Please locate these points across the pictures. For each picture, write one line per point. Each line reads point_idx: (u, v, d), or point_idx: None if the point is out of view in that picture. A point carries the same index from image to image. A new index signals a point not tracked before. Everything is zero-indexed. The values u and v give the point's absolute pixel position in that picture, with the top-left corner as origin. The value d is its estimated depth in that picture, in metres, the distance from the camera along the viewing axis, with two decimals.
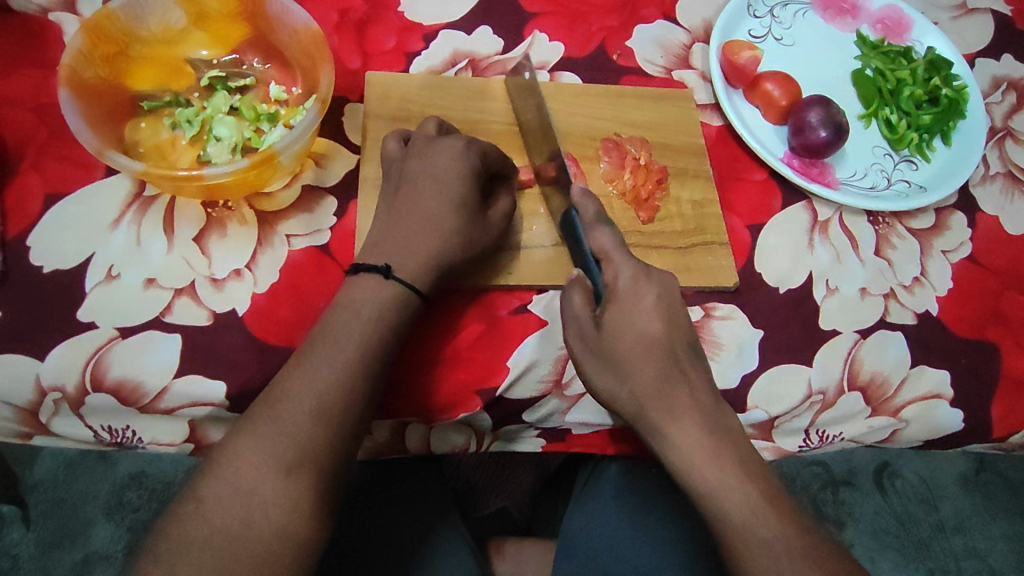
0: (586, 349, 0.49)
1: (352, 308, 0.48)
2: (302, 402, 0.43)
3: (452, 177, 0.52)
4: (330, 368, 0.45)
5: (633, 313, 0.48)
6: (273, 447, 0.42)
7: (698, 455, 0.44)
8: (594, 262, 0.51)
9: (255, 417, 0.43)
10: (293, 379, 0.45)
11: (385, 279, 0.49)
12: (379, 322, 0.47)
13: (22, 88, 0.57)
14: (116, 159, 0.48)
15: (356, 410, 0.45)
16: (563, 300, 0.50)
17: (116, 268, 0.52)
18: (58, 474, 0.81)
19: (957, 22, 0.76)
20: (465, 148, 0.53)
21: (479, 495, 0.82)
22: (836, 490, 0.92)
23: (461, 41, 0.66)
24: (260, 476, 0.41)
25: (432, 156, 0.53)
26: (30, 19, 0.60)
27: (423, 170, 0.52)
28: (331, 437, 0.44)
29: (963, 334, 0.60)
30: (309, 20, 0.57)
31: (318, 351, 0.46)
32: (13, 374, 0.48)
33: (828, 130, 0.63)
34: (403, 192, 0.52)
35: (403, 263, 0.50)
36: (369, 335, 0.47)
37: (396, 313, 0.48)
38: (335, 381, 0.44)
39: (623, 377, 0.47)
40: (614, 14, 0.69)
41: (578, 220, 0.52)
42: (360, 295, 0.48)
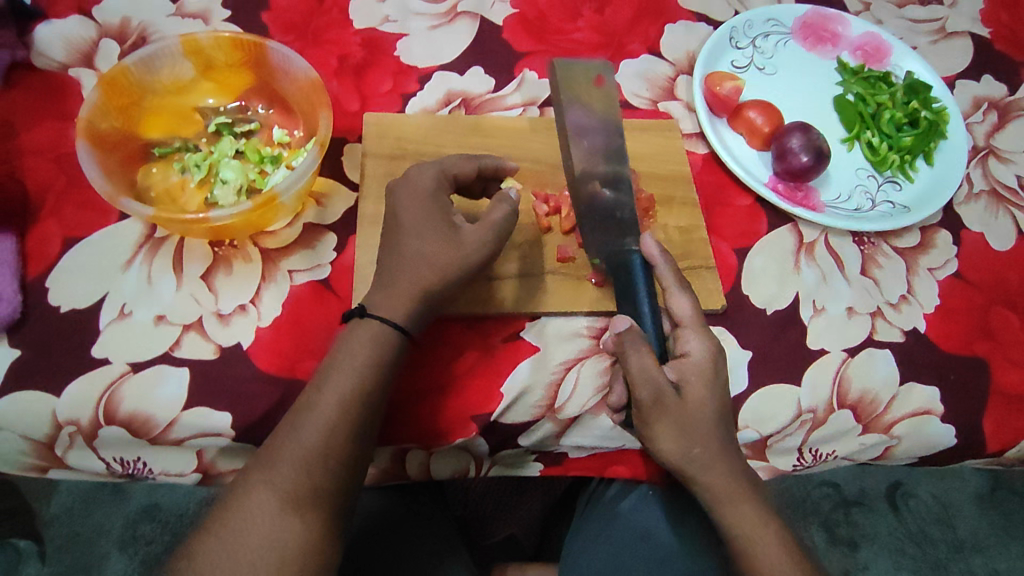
0: (657, 408, 0.50)
1: (343, 355, 0.48)
2: (291, 454, 0.45)
3: (431, 205, 0.52)
4: (319, 417, 0.46)
5: (704, 381, 0.51)
6: (267, 501, 0.44)
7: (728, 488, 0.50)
8: (650, 315, 0.54)
9: (254, 467, 0.45)
10: (288, 428, 0.46)
11: (360, 319, 0.49)
12: (366, 366, 0.48)
13: (43, 139, 0.61)
14: (128, 205, 0.52)
15: (348, 458, 0.46)
16: (631, 352, 0.50)
17: (128, 307, 0.55)
18: (73, 508, 0.84)
19: (936, 46, 0.78)
20: (434, 179, 0.53)
21: (487, 523, 0.83)
22: (849, 510, 0.92)
23: (455, 81, 0.69)
24: (256, 530, 0.43)
25: (405, 196, 0.53)
26: (52, 75, 0.64)
27: (405, 210, 0.52)
28: (322, 485, 0.45)
29: (951, 349, 0.61)
30: (308, 68, 0.60)
31: (312, 399, 0.47)
32: (33, 409, 0.50)
33: (809, 155, 0.65)
34: (391, 236, 0.52)
35: (391, 293, 0.50)
36: (353, 382, 0.47)
37: (382, 354, 0.48)
38: (326, 427, 0.46)
39: (680, 417, 0.50)
40: (600, 51, 0.73)
41: (639, 266, 0.56)
42: (351, 341, 0.49)
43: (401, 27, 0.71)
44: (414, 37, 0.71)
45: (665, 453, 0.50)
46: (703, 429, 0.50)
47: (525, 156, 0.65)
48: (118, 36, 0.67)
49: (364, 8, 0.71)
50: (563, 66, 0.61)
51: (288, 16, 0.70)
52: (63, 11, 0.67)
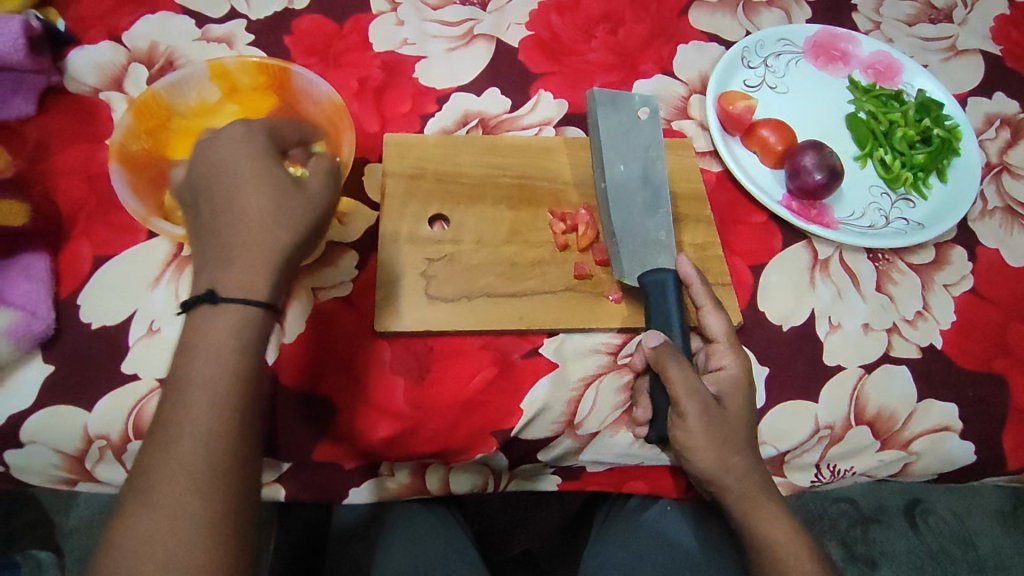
0: (700, 417, 0.50)
1: (198, 348, 0.40)
2: (169, 471, 0.38)
3: (248, 157, 0.46)
4: (191, 428, 0.38)
5: (740, 394, 0.54)
6: (151, 531, 0.37)
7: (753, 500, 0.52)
8: (680, 328, 0.55)
9: (124, 512, 0.38)
10: (154, 452, 0.38)
11: (213, 305, 0.41)
12: (217, 359, 0.40)
13: (75, 161, 0.62)
14: (159, 225, 0.55)
15: (232, 469, 0.39)
16: (677, 369, 0.50)
17: (156, 323, 0.56)
18: (93, 520, 0.85)
19: (947, 63, 0.79)
20: (263, 134, 0.48)
21: (505, 535, 0.84)
22: (867, 527, 0.91)
23: (472, 102, 0.71)
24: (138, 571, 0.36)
25: (215, 150, 0.46)
26: (84, 99, 0.66)
27: (214, 167, 0.46)
28: (204, 504, 0.38)
29: (969, 366, 0.61)
30: (331, 92, 0.62)
31: (173, 407, 0.39)
32: (65, 423, 0.52)
33: (823, 173, 0.66)
34: (204, 201, 0.45)
35: (240, 265, 0.42)
36: (215, 381, 0.40)
37: (246, 338, 0.41)
38: (202, 439, 0.38)
39: (721, 431, 0.51)
40: (613, 71, 0.74)
41: (674, 281, 0.57)
42: (209, 331, 0.41)
43: (419, 50, 0.73)
44: (432, 59, 0.72)
45: (703, 468, 0.51)
46: (737, 442, 0.51)
47: (540, 174, 0.66)
48: (148, 60, 0.69)
49: (383, 31, 0.73)
50: (602, 95, 0.64)
51: (309, 40, 0.72)
52: (94, 37, 0.69)
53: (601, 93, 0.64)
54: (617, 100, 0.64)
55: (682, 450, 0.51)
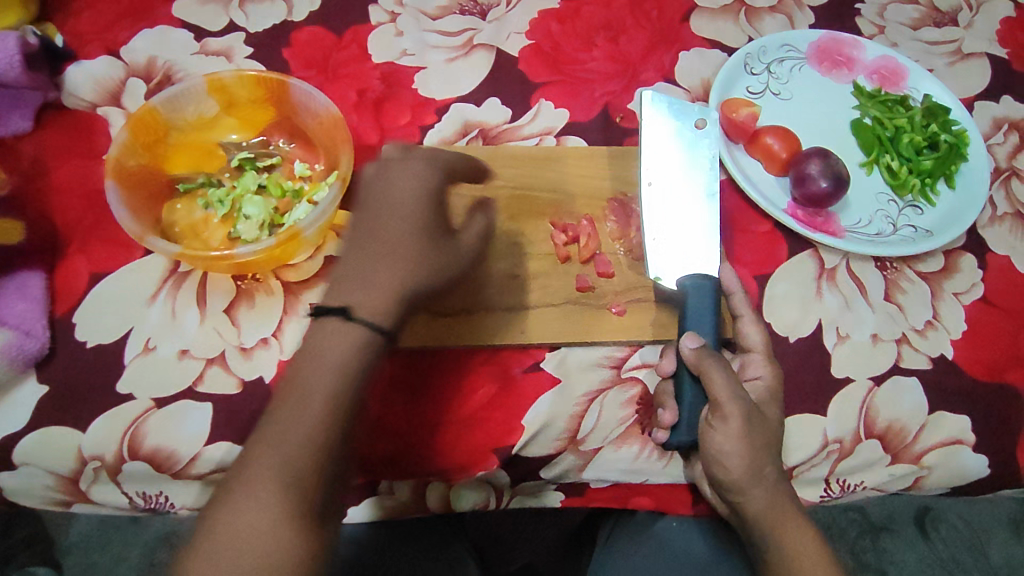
0: (744, 422, 0.49)
1: (315, 349, 0.44)
2: (268, 468, 0.41)
3: (419, 186, 0.51)
4: (319, 405, 0.42)
5: (772, 405, 0.55)
6: (256, 518, 0.40)
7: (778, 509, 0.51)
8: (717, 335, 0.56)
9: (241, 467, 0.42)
10: (278, 418, 0.42)
11: (346, 321, 0.45)
12: (345, 371, 0.44)
13: (71, 177, 0.62)
14: (154, 243, 0.53)
15: (331, 466, 0.42)
16: (722, 371, 0.50)
17: (152, 341, 0.55)
18: (92, 534, 0.79)
19: (953, 67, 0.78)
20: (428, 169, 0.52)
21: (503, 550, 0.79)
22: (875, 536, 0.85)
23: (471, 112, 0.70)
24: (242, 549, 0.39)
25: (393, 177, 0.51)
26: (81, 114, 0.66)
27: (383, 192, 0.50)
28: (301, 498, 0.41)
29: (981, 377, 0.60)
30: (330, 104, 0.61)
31: (316, 383, 0.43)
32: (61, 444, 0.51)
33: (828, 181, 0.65)
34: (365, 215, 0.49)
35: (372, 290, 0.46)
36: (330, 390, 0.43)
37: (361, 351, 0.45)
38: (316, 419, 0.42)
39: (759, 438, 0.51)
40: (614, 79, 0.73)
41: (716, 289, 0.58)
42: (322, 341, 0.44)
43: (419, 60, 0.72)
44: (431, 70, 0.72)
45: (732, 474, 0.50)
46: (772, 451, 0.51)
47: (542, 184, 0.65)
48: (145, 75, 0.69)
49: (382, 41, 0.73)
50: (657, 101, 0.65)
51: (308, 52, 0.71)
52: (92, 52, 0.69)
53: (658, 97, 0.65)
54: (674, 108, 0.64)
55: (713, 454, 0.51)
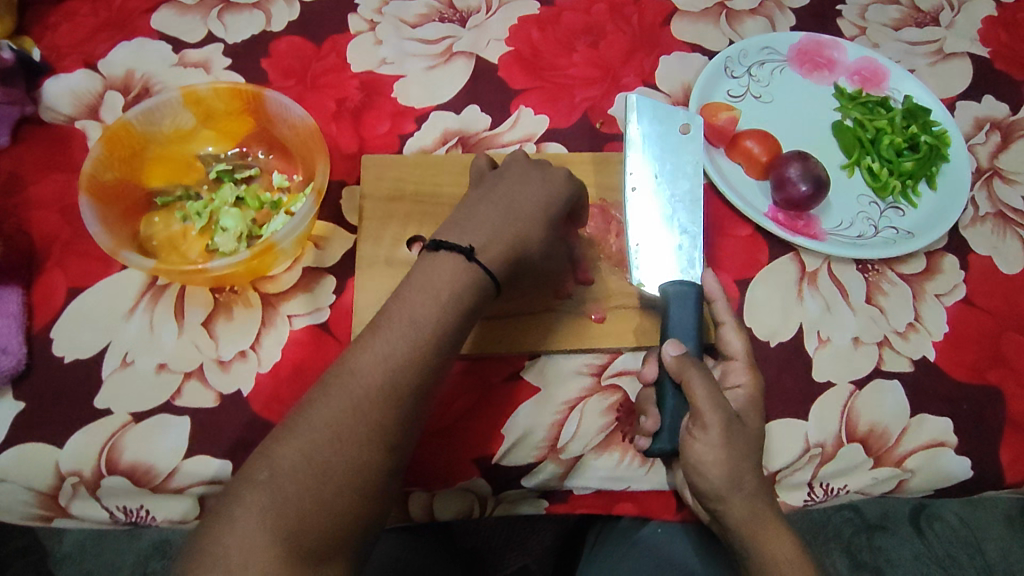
0: (725, 430, 0.48)
1: (427, 286, 0.48)
2: (370, 376, 0.44)
3: (543, 186, 0.55)
4: (403, 327, 0.46)
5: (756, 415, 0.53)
6: (352, 419, 0.43)
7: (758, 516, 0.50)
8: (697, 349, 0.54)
9: (332, 380, 0.44)
10: (371, 341, 0.46)
11: (467, 261, 0.49)
12: (454, 301, 0.48)
13: (49, 192, 0.62)
14: (129, 257, 0.52)
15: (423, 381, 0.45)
16: (697, 380, 0.49)
17: (130, 356, 0.55)
18: (85, 544, 0.76)
19: (934, 67, 0.78)
20: (575, 182, 0.57)
21: (501, 554, 0.81)
22: (870, 535, 0.82)
23: (451, 120, 0.70)
24: (337, 447, 0.42)
25: (525, 177, 0.55)
26: (58, 128, 0.65)
27: (508, 188, 0.54)
28: (398, 411, 0.44)
29: (963, 378, 0.60)
30: (306, 116, 0.61)
31: (395, 314, 0.47)
32: (38, 460, 0.51)
33: (808, 184, 0.65)
34: (490, 197, 0.54)
35: (492, 243, 0.51)
36: (434, 316, 0.47)
37: (469, 290, 0.48)
38: (413, 343, 0.45)
39: (739, 445, 0.49)
40: (595, 84, 0.73)
41: (696, 299, 0.56)
42: (439, 273, 0.48)
43: (398, 69, 0.72)
44: (410, 78, 0.72)
45: (712, 485, 0.50)
46: (752, 459, 0.50)
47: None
48: (123, 88, 0.68)
49: (361, 50, 0.73)
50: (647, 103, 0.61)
51: (287, 62, 0.71)
52: (69, 65, 0.69)
53: (643, 103, 0.61)
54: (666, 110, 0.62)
55: (693, 465, 0.50)
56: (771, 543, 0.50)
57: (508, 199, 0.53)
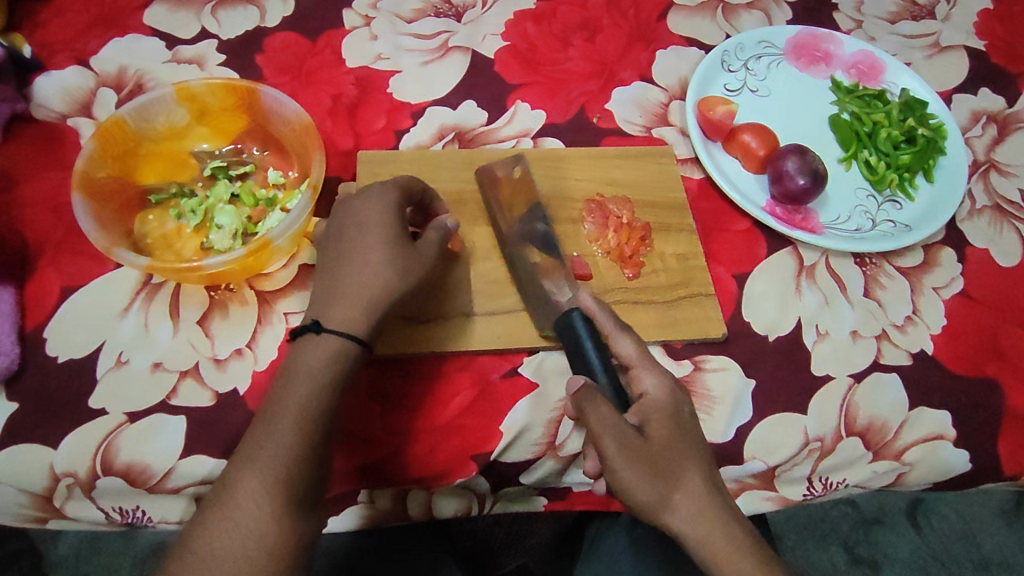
0: (632, 458, 0.46)
1: (292, 375, 0.47)
2: (245, 488, 0.43)
3: (365, 215, 0.52)
4: (277, 431, 0.45)
5: (669, 419, 0.49)
6: (240, 538, 0.43)
7: (721, 538, 0.45)
8: (602, 369, 0.51)
9: (213, 498, 0.44)
10: (245, 451, 0.45)
11: (317, 335, 0.48)
12: (317, 385, 0.46)
13: (42, 190, 0.61)
14: (123, 255, 0.52)
15: (302, 483, 0.45)
16: (592, 405, 0.47)
17: (124, 355, 0.55)
18: (81, 547, 0.79)
19: (931, 60, 0.78)
20: (395, 191, 0.54)
21: (498, 553, 0.79)
22: (868, 530, 0.89)
23: (447, 116, 0.70)
24: (220, 565, 0.42)
25: (351, 207, 0.53)
26: (51, 125, 0.65)
27: (343, 222, 0.53)
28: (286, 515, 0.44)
29: (962, 371, 0.60)
30: (301, 112, 0.61)
31: (268, 416, 0.46)
32: (30, 462, 0.51)
33: (806, 177, 0.64)
34: (332, 244, 0.52)
35: (347, 303, 0.49)
36: (299, 408, 0.45)
37: (338, 370, 0.47)
38: (284, 445, 0.44)
39: (648, 460, 0.46)
40: (591, 79, 0.73)
41: (580, 322, 0.53)
42: (302, 356, 0.47)
43: (394, 64, 0.72)
44: (406, 73, 0.71)
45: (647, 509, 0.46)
46: (675, 476, 0.46)
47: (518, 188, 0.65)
48: (116, 84, 0.68)
49: (356, 46, 0.72)
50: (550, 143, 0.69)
51: (282, 57, 0.71)
52: (62, 62, 0.68)
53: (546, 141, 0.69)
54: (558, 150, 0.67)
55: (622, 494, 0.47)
56: (744, 568, 0.45)
57: (357, 232, 0.52)
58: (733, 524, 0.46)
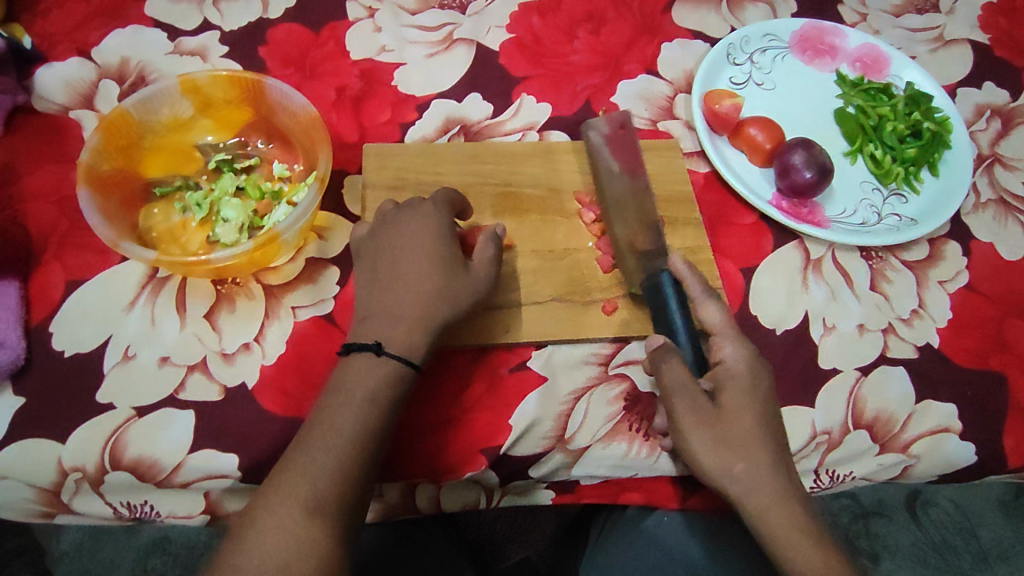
0: (702, 422, 0.51)
1: (342, 390, 0.48)
2: (309, 479, 0.45)
3: (417, 236, 0.53)
4: (333, 444, 0.46)
5: (743, 391, 0.52)
6: (295, 526, 0.44)
7: (777, 506, 0.49)
8: (684, 336, 0.55)
9: (263, 500, 0.45)
10: (300, 458, 0.46)
11: (377, 356, 0.49)
12: (381, 392, 0.48)
13: (44, 183, 0.61)
14: (130, 249, 0.52)
15: (357, 482, 0.46)
16: (663, 368, 0.52)
17: (131, 349, 0.54)
18: (84, 543, 0.73)
19: (936, 54, 0.78)
20: (436, 210, 0.55)
21: (501, 545, 0.82)
22: (867, 521, 0.80)
23: (453, 108, 0.69)
24: (269, 570, 0.42)
25: (401, 225, 0.54)
26: (53, 118, 0.64)
27: (395, 241, 0.54)
28: (340, 510, 0.45)
29: (967, 364, 0.60)
30: (307, 104, 0.60)
31: (323, 429, 0.47)
32: (38, 456, 0.50)
33: (813, 171, 0.64)
34: (383, 264, 0.53)
35: (406, 328, 0.50)
36: (366, 413, 0.47)
37: (393, 391, 0.48)
38: (341, 455, 0.46)
39: (717, 429, 0.51)
40: (597, 72, 0.73)
41: (669, 286, 0.57)
42: (353, 375, 0.48)
43: (398, 56, 0.71)
44: (411, 66, 0.71)
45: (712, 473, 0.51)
46: (746, 447, 0.50)
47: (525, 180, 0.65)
48: (118, 76, 0.67)
49: (361, 38, 0.72)
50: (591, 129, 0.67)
51: (285, 49, 0.70)
52: (62, 53, 0.67)
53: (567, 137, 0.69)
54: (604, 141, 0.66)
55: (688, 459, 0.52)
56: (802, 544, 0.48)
57: (411, 251, 0.53)
58: (791, 496, 0.50)
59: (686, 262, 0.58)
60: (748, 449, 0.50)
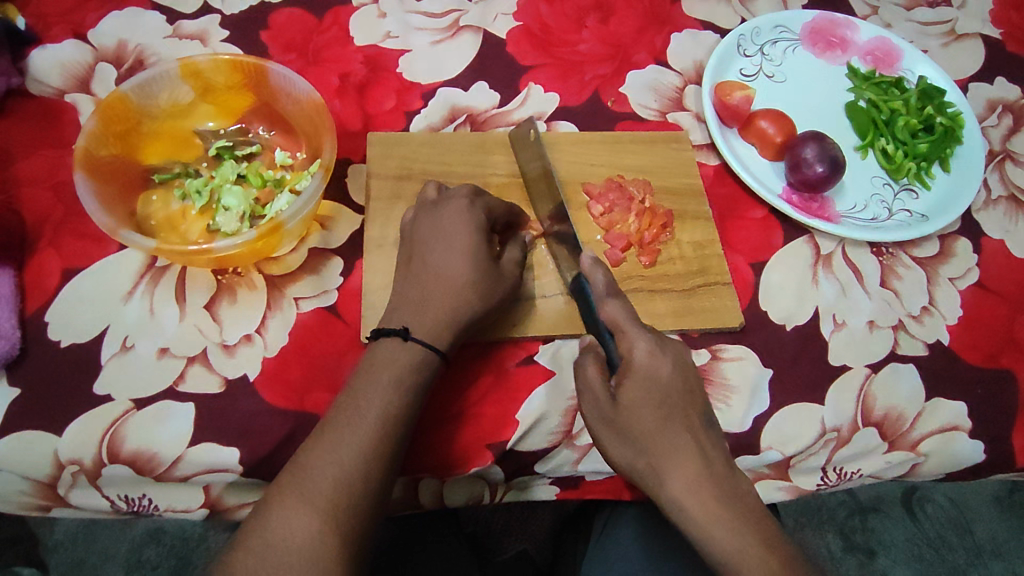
0: (604, 422, 0.47)
1: (368, 372, 0.48)
2: (324, 471, 0.43)
3: (457, 227, 0.53)
4: (357, 427, 0.45)
5: (646, 382, 0.45)
6: (307, 521, 0.41)
7: (692, 502, 0.42)
8: (606, 331, 0.50)
9: (282, 486, 0.43)
10: (322, 443, 0.44)
11: (403, 342, 0.48)
12: (399, 385, 0.47)
13: (39, 168, 0.59)
14: (129, 237, 0.50)
15: (376, 476, 0.44)
16: (577, 370, 0.49)
17: (130, 340, 0.53)
18: (78, 533, 0.72)
19: (947, 48, 0.77)
20: (475, 205, 0.55)
21: (499, 538, 0.80)
22: (865, 517, 0.79)
23: (458, 97, 0.68)
24: (285, 558, 0.40)
25: (440, 217, 0.54)
26: (48, 101, 0.62)
27: (432, 233, 0.53)
28: (356, 506, 0.43)
29: (978, 362, 0.59)
30: (311, 90, 0.59)
31: (344, 414, 0.46)
32: (34, 449, 0.49)
33: (824, 165, 0.63)
34: (418, 254, 0.53)
35: (431, 316, 0.50)
36: (392, 397, 0.46)
37: (415, 378, 0.48)
38: (366, 437, 0.45)
39: (617, 424, 0.46)
40: (605, 62, 0.71)
41: (587, 287, 0.53)
42: (381, 358, 0.48)
43: (403, 43, 0.70)
44: (416, 53, 0.69)
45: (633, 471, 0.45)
46: (649, 435, 0.44)
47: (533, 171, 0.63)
48: (115, 60, 0.65)
49: (365, 23, 0.70)
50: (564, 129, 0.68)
51: (287, 34, 0.69)
52: (57, 35, 0.65)
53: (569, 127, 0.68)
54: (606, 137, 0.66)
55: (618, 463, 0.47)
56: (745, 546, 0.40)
57: (446, 240, 0.53)
58: (711, 488, 0.42)
59: (597, 257, 0.51)
60: (648, 445, 0.44)
